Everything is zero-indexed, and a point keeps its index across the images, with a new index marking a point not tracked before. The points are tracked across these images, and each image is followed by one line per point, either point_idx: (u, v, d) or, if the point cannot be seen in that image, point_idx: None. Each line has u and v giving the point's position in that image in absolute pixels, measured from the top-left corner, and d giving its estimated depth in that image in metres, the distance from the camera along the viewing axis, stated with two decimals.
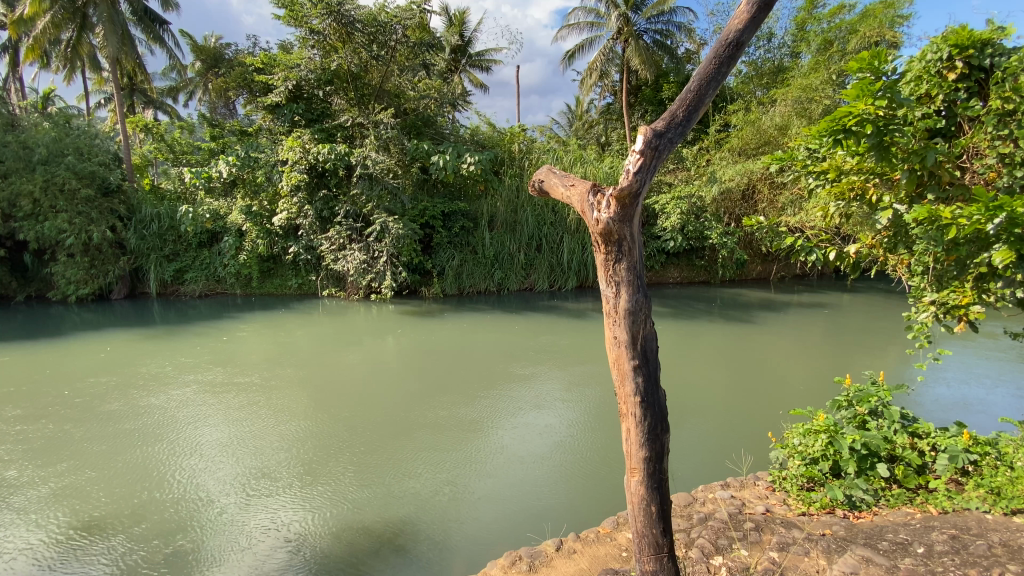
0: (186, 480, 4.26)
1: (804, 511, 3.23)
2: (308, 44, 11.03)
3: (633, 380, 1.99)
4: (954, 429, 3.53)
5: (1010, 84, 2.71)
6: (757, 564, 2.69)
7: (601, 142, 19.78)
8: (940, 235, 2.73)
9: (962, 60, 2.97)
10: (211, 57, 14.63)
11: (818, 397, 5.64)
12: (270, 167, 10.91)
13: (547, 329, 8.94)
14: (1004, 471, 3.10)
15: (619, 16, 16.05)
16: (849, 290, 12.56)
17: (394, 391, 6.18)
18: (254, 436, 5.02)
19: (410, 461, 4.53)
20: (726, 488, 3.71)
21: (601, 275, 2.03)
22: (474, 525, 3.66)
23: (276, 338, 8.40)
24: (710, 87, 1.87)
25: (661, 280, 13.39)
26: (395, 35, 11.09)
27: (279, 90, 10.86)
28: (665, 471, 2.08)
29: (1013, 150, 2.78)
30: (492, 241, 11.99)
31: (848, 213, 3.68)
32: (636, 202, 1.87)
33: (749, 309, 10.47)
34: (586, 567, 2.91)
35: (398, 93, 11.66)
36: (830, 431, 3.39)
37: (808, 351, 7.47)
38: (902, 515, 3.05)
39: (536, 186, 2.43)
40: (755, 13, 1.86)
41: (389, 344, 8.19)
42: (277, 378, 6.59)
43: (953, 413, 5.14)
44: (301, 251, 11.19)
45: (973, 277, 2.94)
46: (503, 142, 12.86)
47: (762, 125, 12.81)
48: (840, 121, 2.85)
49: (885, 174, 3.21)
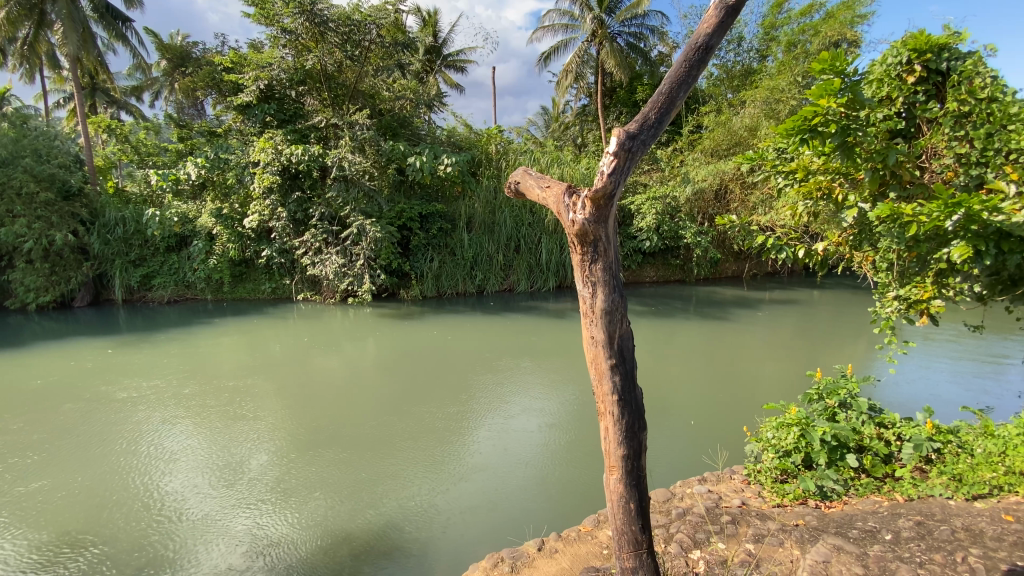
0: (160, 490, 4.19)
1: (778, 503, 3.32)
2: (280, 43, 10.71)
3: (611, 378, 2.00)
4: (919, 418, 3.65)
5: (965, 88, 2.99)
6: (733, 557, 2.76)
7: (577, 143, 20.00)
8: (902, 232, 2.85)
9: (921, 63, 3.18)
10: (178, 55, 14.27)
11: (790, 391, 5.80)
12: (240, 169, 10.62)
13: (525, 330, 8.97)
14: (965, 458, 3.24)
15: (593, 18, 16.23)
16: (818, 286, 12.94)
17: (375, 396, 6.09)
18: (230, 443, 4.95)
19: (388, 465, 4.51)
20: (704, 483, 3.77)
21: (578, 275, 2.05)
22: (455, 530, 3.64)
23: (248, 343, 8.23)
24: (680, 90, 1.90)
25: (638, 279, 13.59)
26: (370, 35, 10.97)
27: (249, 90, 10.56)
28: (643, 467, 2.10)
29: (968, 151, 2.98)
30: (471, 242, 11.94)
31: (815, 212, 3.77)
32: (610, 203, 1.89)
33: (723, 306, 10.70)
34: (567, 566, 2.92)
35: (372, 93, 11.63)
36: (802, 423, 3.50)
37: (780, 347, 7.66)
38: (870, 503, 3.16)
39: (512, 188, 2.42)
40: (723, 17, 1.87)
41: (365, 347, 8.10)
42: (251, 385, 6.43)
43: (916, 403, 5.37)
44: (274, 255, 10.96)
45: (933, 273, 3.08)
46: (480, 142, 12.88)
47: (733, 126, 13.16)
48: (807, 121, 2.99)
49: (849, 173, 3.34)
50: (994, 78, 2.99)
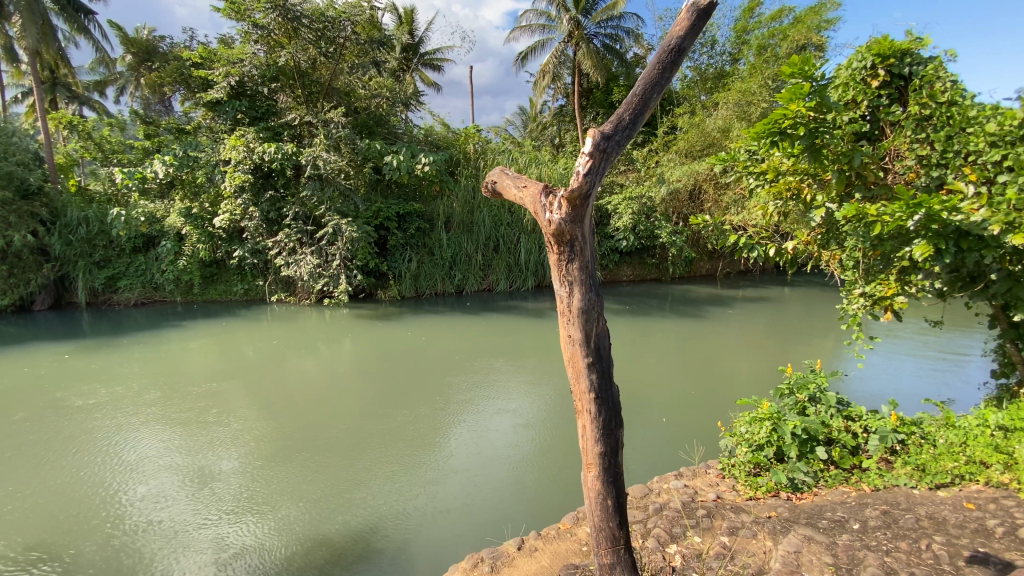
0: (128, 500, 4.05)
1: (751, 495, 3.41)
2: (251, 39, 10.53)
3: (588, 376, 2.02)
4: (884, 411, 3.78)
5: (926, 92, 3.15)
6: (708, 550, 2.81)
7: (555, 143, 20.10)
8: (867, 231, 2.97)
9: (885, 68, 3.32)
10: (144, 50, 13.82)
11: (762, 387, 5.95)
12: (210, 167, 10.33)
13: (504, 329, 8.98)
14: (928, 449, 3.37)
15: (570, 19, 16.35)
16: (789, 284, 13.30)
17: (352, 398, 6.01)
18: (201, 449, 4.82)
19: (366, 468, 4.45)
20: (680, 478, 3.84)
21: (555, 274, 2.05)
22: (435, 531, 3.63)
23: (221, 346, 8.03)
24: (654, 91, 1.92)
25: (615, 279, 13.74)
26: (344, 32, 10.83)
27: (219, 86, 10.28)
28: (620, 464, 2.12)
29: (929, 152, 3.17)
30: (449, 242, 11.88)
31: (785, 211, 3.87)
32: (586, 203, 1.90)
33: (698, 304, 10.90)
34: (547, 564, 2.94)
35: (348, 91, 11.48)
36: (774, 418, 3.60)
37: (752, 344, 7.85)
38: (839, 494, 3.26)
39: (488, 187, 2.42)
40: (695, 20, 1.90)
41: (342, 349, 7.99)
42: (222, 389, 6.27)
43: (882, 396, 5.58)
44: (247, 255, 10.72)
45: (897, 271, 3.21)
46: (458, 142, 12.83)
47: (706, 128, 13.42)
48: (777, 124, 3.10)
49: (817, 174, 3.43)
50: (953, 83, 3.15)
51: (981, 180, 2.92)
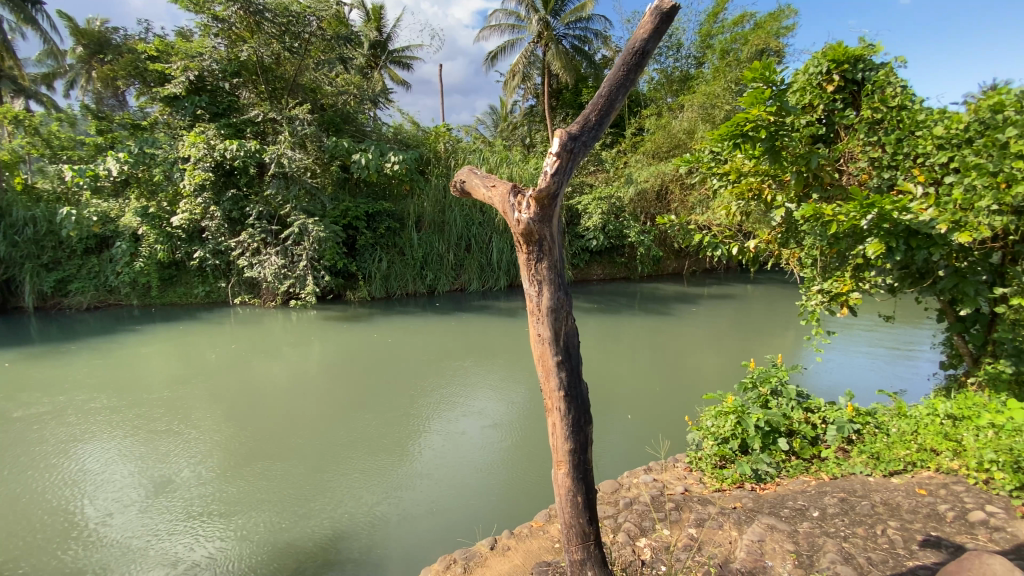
0: (82, 513, 3.87)
1: (718, 487, 3.50)
2: (210, 32, 10.13)
3: (557, 374, 2.04)
4: (841, 402, 3.94)
5: (877, 97, 3.32)
6: (676, 542, 2.88)
7: (525, 143, 20.17)
8: (823, 230, 3.10)
9: (839, 73, 3.47)
10: (96, 42, 13.19)
11: (727, 382, 6.13)
12: (168, 165, 9.92)
13: (476, 329, 8.96)
14: (881, 438, 3.54)
15: (539, 20, 16.43)
16: (752, 282, 13.73)
17: (320, 402, 5.89)
18: (162, 458, 4.65)
19: (336, 473, 4.37)
20: (649, 472, 3.92)
21: (525, 274, 2.06)
22: (407, 534, 3.60)
23: (181, 351, 7.74)
24: (619, 93, 1.96)
25: (586, 277, 13.88)
26: (310, 27, 10.56)
27: (177, 80, 9.89)
28: (589, 461, 2.15)
29: (880, 155, 3.35)
30: (420, 241, 11.76)
31: (747, 211, 4.00)
32: (555, 202, 1.92)
33: (666, 302, 11.12)
34: (520, 563, 2.95)
35: (314, 87, 11.29)
36: (738, 411, 3.71)
37: (718, 340, 8.07)
38: (800, 483, 3.39)
39: (457, 186, 2.41)
40: (659, 24, 1.94)
41: (309, 351, 7.82)
42: (184, 396, 6.05)
43: (839, 388, 5.82)
44: (208, 256, 10.36)
45: (851, 268, 3.35)
46: (427, 140, 12.72)
47: (672, 129, 13.71)
48: (739, 127, 3.20)
49: (777, 175, 3.56)
50: (902, 88, 3.32)
51: (928, 181, 3.12)
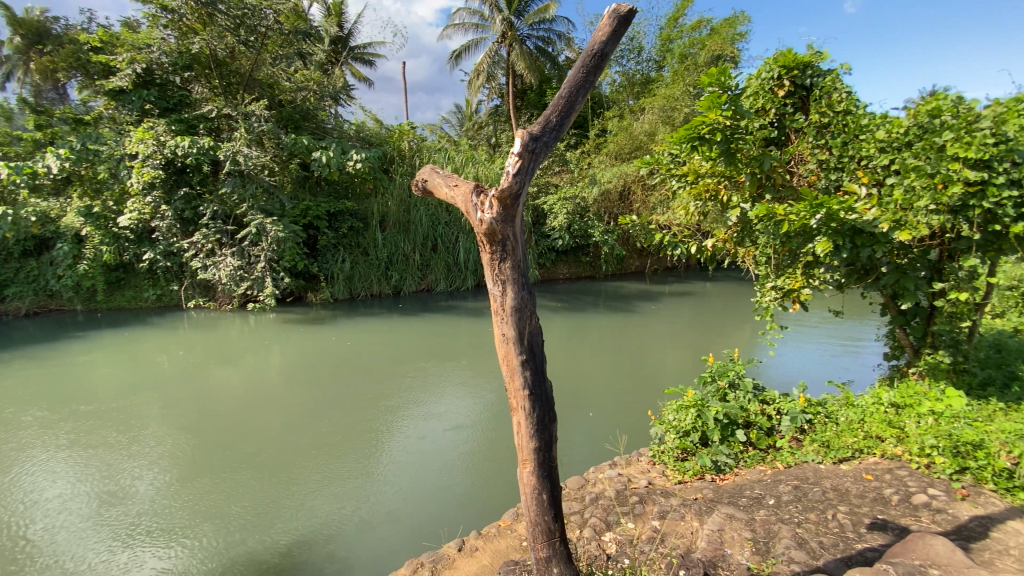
0: (22, 532, 3.64)
1: (680, 479, 3.61)
2: (159, 23, 9.75)
3: (522, 373, 2.05)
4: (794, 394, 4.12)
5: (825, 102, 3.49)
6: (640, 535, 2.94)
7: (491, 143, 20.17)
8: (776, 229, 3.24)
9: (789, 79, 3.62)
10: (33, 31, 12.42)
11: (688, 376, 6.31)
12: (114, 162, 9.35)
13: (443, 330, 8.91)
14: (831, 426, 3.72)
15: (503, 20, 16.43)
16: (711, 279, 14.18)
17: (281, 407, 5.73)
18: (110, 470, 4.42)
19: (298, 480, 4.26)
20: (614, 467, 3.99)
21: (488, 274, 2.06)
22: (373, 540, 3.55)
23: (131, 358, 7.37)
24: (579, 95, 1.98)
25: (552, 277, 14.01)
26: (266, 20, 10.15)
27: (123, 73, 9.40)
28: (554, 459, 2.17)
29: (827, 157, 3.53)
30: (384, 241, 11.58)
31: (705, 211, 4.13)
32: (517, 202, 1.93)
33: (630, 300, 11.36)
34: (488, 563, 2.96)
35: (271, 83, 10.97)
36: (698, 404, 3.83)
37: (680, 336, 8.29)
38: (757, 473, 3.53)
39: (419, 185, 2.39)
40: (616, 27, 1.98)
41: (270, 356, 7.58)
42: (134, 404, 5.76)
43: (792, 379, 6.09)
44: (158, 258, 9.89)
45: (802, 266, 3.51)
46: (391, 139, 12.53)
47: (634, 131, 13.99)
48: (696, 130, 3.30)
49: (732, 177, 3.70)
50: (847, 94, 3.49)
51: (871, 183, 3.34)
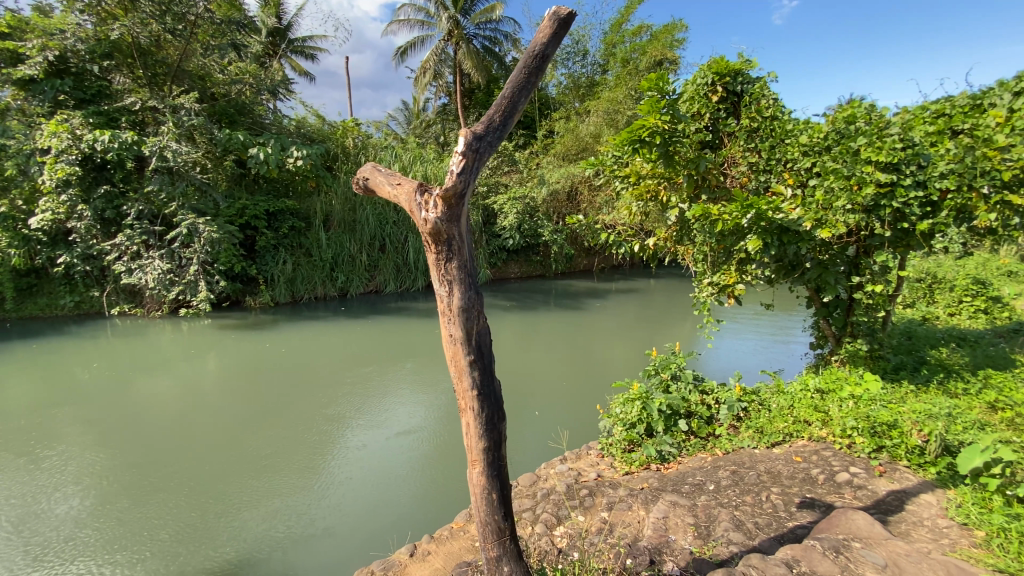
0: None
1: (627, 471, 3.73)
2: (74, 8, 9.05)
3: (469, 373, 2.05)
4: (730, 384, 4.35)
5: (754, 108, 3.71)
6: (590, 527, 3.02)
7: (439, 142, 19.99)
8: (712, 228, 3.42)
9: (722, 85, 3.82)
10: None
11: (633, 370, 6.52)
12: (23, 157, 8.52)
13: (392, 332, 8.75)
14: (764, 413, 3.96)
15: (448, 18, 16.28)
16: (655, 277, 14.70)
17: (220, 418, 5.45)
18: (24, 493, 4.05)
19: (239, 494, 4.08)
20: (565, 462, 4.07)
21: (434, 275, 2.05)
22: (321, 551, 3.46)
23: (45, 371, 6.76)
24: (521, 95, 2.01)
25: (503, 276, 14.07)
26: (196, 8, 9.53)
27: (31, 61, 8.49)
28: (503, 458, 2.18)
29: (757, 160, 3.75)
30: (329, 242, 11.22)
31: (646, 211, 4.28)
32: (461, 202, 1.93)
33: (578, 297, 11.59)
34: (440, 566, 2.94)
35: (202, 75, 10.45)
36: (643, 397, 3.97)
37: (626, 331, 8.56)
38: (698, 460, 3.70)
39: (361, 184, 2.33)
40: (556, 30, 2.01)
41: (206, 364, 7.18)
42: (51, 421, 5.31)
43: (728, 370, 6.42)
44: (75, 261, 9.11)
45: (736, 262, 3.71)
46: (334, 136, 12.14)
47: (580, 133, 14.26)
48: (637, 133, 3.42)
49: (671, 178, 3.86)
50: (773, 100, 3.73)
51: (795, 184, 3.61)
